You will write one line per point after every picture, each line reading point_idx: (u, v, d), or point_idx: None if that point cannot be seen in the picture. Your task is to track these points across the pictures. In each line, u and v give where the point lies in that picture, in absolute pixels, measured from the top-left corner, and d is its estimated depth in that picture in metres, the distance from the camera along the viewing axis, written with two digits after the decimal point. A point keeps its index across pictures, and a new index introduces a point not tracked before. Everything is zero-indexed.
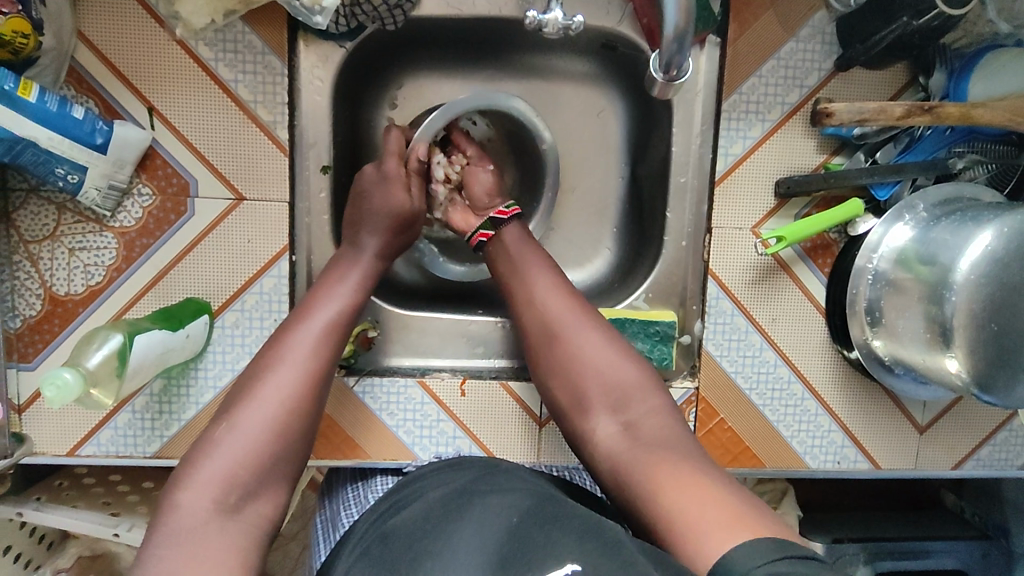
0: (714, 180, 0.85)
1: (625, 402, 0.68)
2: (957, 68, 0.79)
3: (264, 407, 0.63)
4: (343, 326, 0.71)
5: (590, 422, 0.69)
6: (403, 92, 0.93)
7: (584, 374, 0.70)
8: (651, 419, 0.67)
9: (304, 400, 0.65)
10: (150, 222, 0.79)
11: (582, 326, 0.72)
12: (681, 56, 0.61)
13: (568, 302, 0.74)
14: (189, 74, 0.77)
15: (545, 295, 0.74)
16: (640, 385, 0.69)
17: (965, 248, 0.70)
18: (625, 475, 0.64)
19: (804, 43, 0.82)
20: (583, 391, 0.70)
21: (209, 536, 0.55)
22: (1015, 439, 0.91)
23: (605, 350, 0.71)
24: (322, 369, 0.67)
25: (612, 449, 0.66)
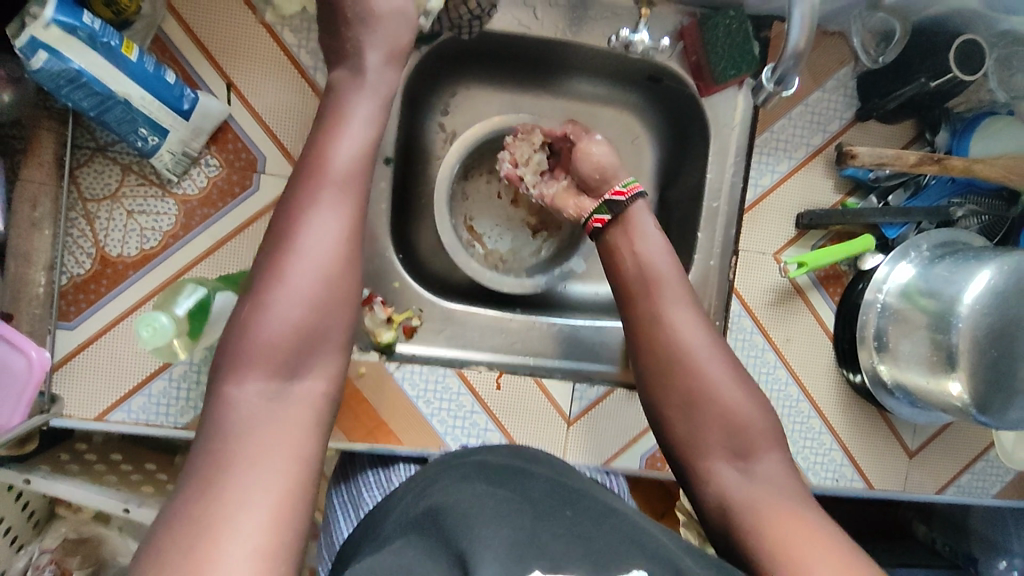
0: (743, 207, 0.93)
1: (749, 449, 0.68)
2: (959, 128, 0.90)
3: (291, 279, 0.59)
4: (358, 182, 0.65)
5: (708, 461, 0.68)
6: (457, 101, 0.99)
7: (711, 409, 0.69)
8: (768, 465, 0.67)
9: (335, 268, 0.61)
10: (214, 192, 0.81)
11: (711, 351, 0.72)
12: (794, 73, 0.68)
13: (693, 321, 0.73)
14: (272, 58, 0.81)
15: (676, 311, 0.73)
16: (767, 437, 0.69)
17: (968, 283, 0.79)
18: (736, 506, 0.64)
19: (829, 93, 0.92)
20: (703, 422, 0.69)
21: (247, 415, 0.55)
22: (991, 468, 1.00)
23: (734, 388, 0.70)
24: (353, 236, 0.63)
25: (726, 490, 0.66)
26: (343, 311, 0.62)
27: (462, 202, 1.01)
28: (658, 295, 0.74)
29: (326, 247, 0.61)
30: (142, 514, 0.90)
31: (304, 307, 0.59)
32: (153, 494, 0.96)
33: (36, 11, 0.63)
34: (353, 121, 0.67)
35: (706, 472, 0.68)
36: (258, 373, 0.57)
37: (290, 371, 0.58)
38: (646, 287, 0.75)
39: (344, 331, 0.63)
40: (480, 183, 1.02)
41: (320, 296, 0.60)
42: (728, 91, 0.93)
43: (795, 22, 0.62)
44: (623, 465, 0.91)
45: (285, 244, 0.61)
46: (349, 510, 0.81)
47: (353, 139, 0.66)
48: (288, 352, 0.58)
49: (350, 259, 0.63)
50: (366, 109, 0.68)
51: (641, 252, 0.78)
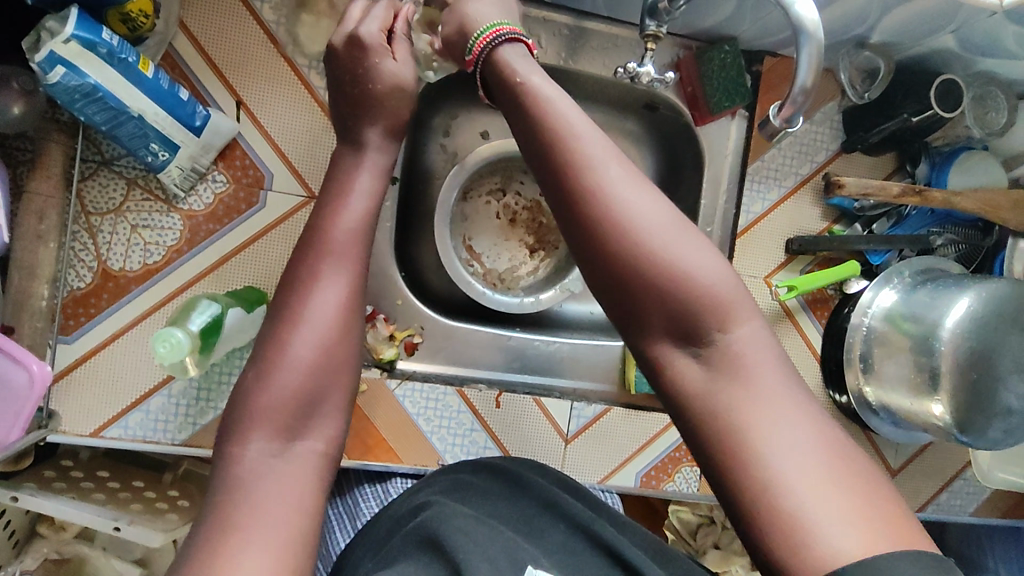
0: (735, 233, 0.97)
1: (700, 323, 0.56)
2: (938, 162, 0.95)
3: (292, 344, 0.61)
4: (359, 245, 0.67)
5: (654, 344, 0.58)
6: (458, 123, 1.00)
7: (651, 280, 0.56)
8: (735, 346, 0.56)
9: (333, 334, 0.63)
10: (220, 209, 0.81)
11: (634, 205, 0.57)
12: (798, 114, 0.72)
13: (613, 169, 0.58)
14: (282, 78, 0.82)
15: (579, 157, 0.58)
16: (725, 301, 0.56)
17: (949, 309, 0.83)
18: (703, 413, 0.55)
19: (817, 126, 0.96)
20: (637, 302, 0.57)
21: (253, 468, 0.57)
22: (968, 487, 1.04)
23: (682, 246, 0.57)
24: (351, 303, 0.65)
25: (687, 389, 0.56)
26: (342, 375, 0.64)
27: (462, 224, 1.03)
28: (563, 141, 0.59)
29: (325, 314, 0.63)
30: (135, 534, 0.89)
31: (304, 370, 0.61)
32: (144, 513, 0.94)
33: (54, 27, 0.63)
34: (353, 190, 0.68)
35: (656, 357, 0.58)
36: (266, 432, 0.59)
37: (291, 432, 0.59)
38: (541, 135, 0.60)
39: (342, 391, 0.64)
40: (479, 204, 1.04)
41: (319, 359, 0.62)
42: (721, 121, 0.97)
43: (804, 64, 0.66)
44: (618, 483, 0.93)
45: (296, 302, 0.63)
46: (344, 521, 0.84)
47: (354, 203, 0.68)
48: (292, 414, 0.60)
49: (350, 326, 0.64)
50: (366, 175, 0.70)
51: (532, 90, 0.62)
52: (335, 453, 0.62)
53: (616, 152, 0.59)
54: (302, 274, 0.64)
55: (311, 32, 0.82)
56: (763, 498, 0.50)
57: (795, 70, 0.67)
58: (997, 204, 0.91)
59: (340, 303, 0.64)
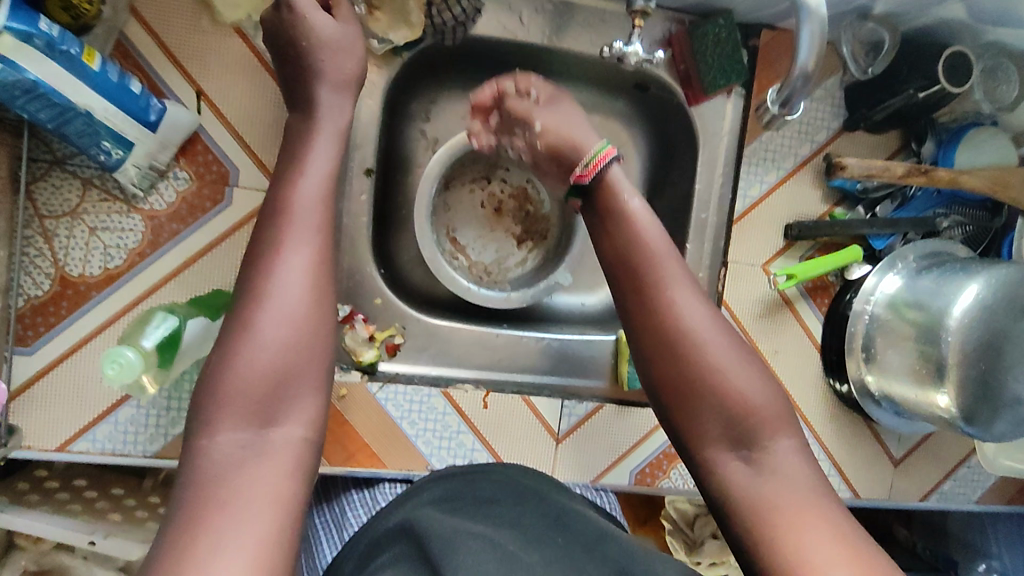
0: (732, 218, 0.92)
1: (755, 433, 0.63)
2: (945, 139, 0.90)
3: (260, 325, 0.57)
4: (322, 215, 0.63)
5: (709, 447, 0.64)
6: (438, 108, 0.95)
7: (715, 391, 0.64)
8: (779, 455, 0.62)
9: (305, 314, 0.59)
10: (184, 208, 0.76)
11: (709, 330, 0.66)
12: (801, 95, 0.67)
13: (689, 294, 0.68)
14: (244, 65, 0.76)
15: (662, 279, 0.68)
16: (774, 417, 0.64)
17: (957, 296, 0.79)
18: (747, 503, 0.60)
19: (817, 103, 0.91)
20: (701, 407, 0.64)
21: (227, 463, 0.52)
22: (972, 475, 1.02)
23: (742, 369, 0.65)
24: (321, 279, 0.60)
25: (738, 484, 0.61)
26: (319, 353, 0.59)
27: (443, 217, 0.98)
28: (650, 265, 0.68)
29: (290, 293, 0.58)
30: (111, 546, 0.86)
31: (279, 349, 0.57)
32: (121, 523, 0.91)
33: None
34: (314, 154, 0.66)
35: (707, 456, 0.64)
36: (235, 420, 0.54)
37: (266, 416, 0.55)
38: (627, 261, 0.70)
39: (319, 372, 0.59)
40: (462, 193, 0.99)
41: (293, 338, 0.58)
42: (716, 100, 0.92)
43: (805, 42, 0.61)
44: (612, 482, 0.90)
45: (258, 284, 0.59)
46: (333, 530, 0.84)
47: (312, 173, 0.64)
48: (266, 401, 0.55)
49: (319, 306, 0.60)
50: (325, 141, 0.67)
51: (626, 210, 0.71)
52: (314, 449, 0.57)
53: (696, 283, 0.69)
54: (265, 245, 0.60)
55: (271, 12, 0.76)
56: (790, 573, 0.54)
57: (796, 51, 0.62)
58: (1008, 183, 0.87)
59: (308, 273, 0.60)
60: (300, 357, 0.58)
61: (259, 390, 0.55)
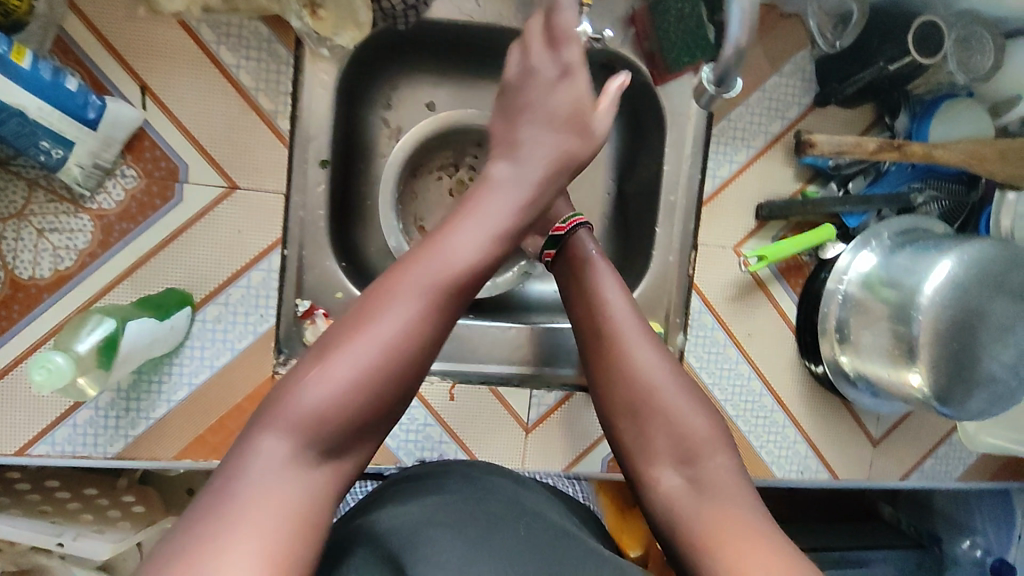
0: (701, 200, 0.90)
1: (695, 455, 0.65)
2: (919, 112, 0.87)
3: (338, 359, 0.52)
4: (450, 286, 0.56)
5: (654, 468, 0.66)
6: (399, 95, 0.93)
7: (658, 419, 0.67)
8: (719, 472, 0.64)
9: (412, 340, 0.53)
10: (133, 206, 0.75)
11: (654, 366, 0.69)
12: (735, 72, 0.64)
13: (637, 331, 0.71)
14: (188, 57, 0.74)
15: (609, 313, 0.71)
16: (709, 440, 0.65)
17: (929, 272, 0.77)
18: (686, 521, 0.61)
19: (786, 79, 0.88)
20: (646, 428, 0.67)
21: (274, 473, 0.47)
22: (954, 452, 1.00)
23: (682, 397, 0.68)
24: (427, 330, 0.54)
25: (674, 501, 0.63)
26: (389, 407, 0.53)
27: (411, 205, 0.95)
28: (600, 302, 0.72)
29: (387, 339, 0.53)
30: (80, 548, 0.86)
31: (352, 392, 0.51)
32: (92, 523, 0.91)
33: None
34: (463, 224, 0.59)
35: (651, 475, 0.66)
36: (290, 431, 0.49)
37: (324, 455, 0.50)
38: (584, 301, 0.74)
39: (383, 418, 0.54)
40: (430, 180, 0.97)
41: (364, 388, 0.51)
42: (683, 78, 0.89)
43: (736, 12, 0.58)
44: (584, 469, 0.89)
45: (380, 290, 0.55)
46: None
47: (465, 230, 0.59)
48: (325, 440, 0.50)
49: (419, 363, 0.54)
50: (476, 220, 0.60)
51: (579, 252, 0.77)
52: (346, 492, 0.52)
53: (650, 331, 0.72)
54: (424, 248, 0.58)
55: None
56: None
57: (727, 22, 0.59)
58: (982, 155, 0.84)
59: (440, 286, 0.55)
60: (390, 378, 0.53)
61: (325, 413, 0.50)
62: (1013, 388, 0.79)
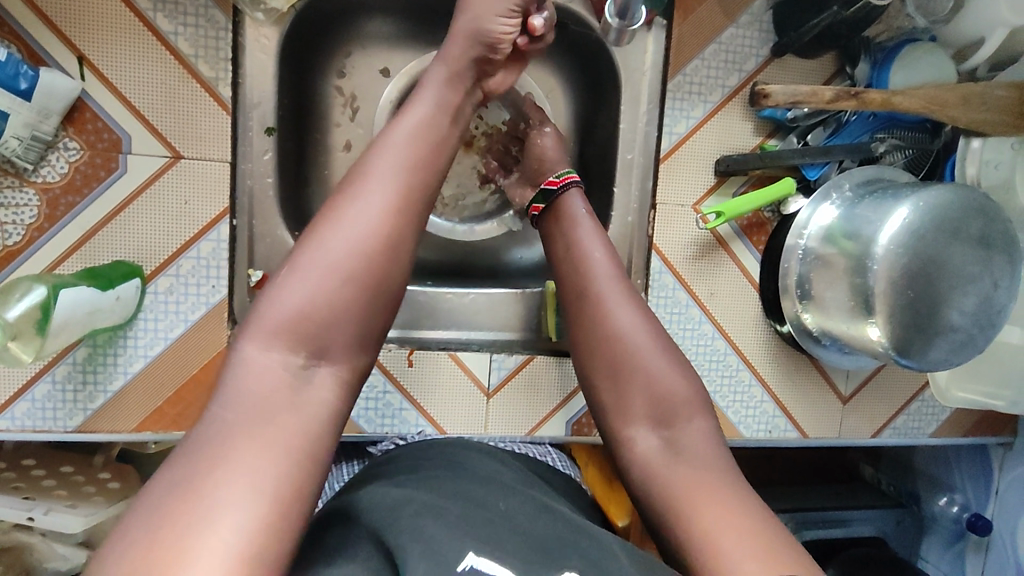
0: (659, 157, 0.88)
1: (672, 416, 0.63)
2: (879, 59, 0.85)
3: (311, 266, 0.52)
4: (403, 183, 0.56)
5: (630, 429, 0.65)
6: (351, 61, 0.91)
7: (637, 379, 0.66)
8: (694, 435, 0.62)
9: (375, 248, 0.53)
10: (77, 179, 0.74)
11: (635, 328, 0.68)
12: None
13: (618, 294, 0.70)
14: (123, 25, 0.73)
15: (592, 276, 0.72)
16: (688, 402, 0.64)
17: (886, 222, 0.76)
18: (660, 479, 0.60)
19: (743, 29, 0.86)
20: (627, 389, 0.66)
21: (259, 393, 0.48)
22: (926, 408, 1.00)
23: (656, 356, 0.67)
24: (398, 222, 0.55)
25: (648, 462, 0.62)
26: (370, 302, 0.53)
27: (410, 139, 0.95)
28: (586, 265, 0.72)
29: (357, 236, 0.53)
30: (52, 522, 0.88)
31: (329, 293, 0.51)
32: (65, 498, 0.92)
33: None
34: (402, 124, 0.59)
35: (628, 437, 0.65)
36: (270, 347, 0.49)
37: (314, 347, 0.50)
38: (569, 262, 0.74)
39: (363, 317, 0.53)
40: None
41: (343, 281, 0.52)
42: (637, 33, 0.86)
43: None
44: (547, 433, 0.89)
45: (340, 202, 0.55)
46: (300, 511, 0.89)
47: (408, 125, 0.59)
48: (309, 342, 0.50)
49: (392, 262, 0.54)
50: (420, 118, 0.60)
51: (566, 216, 0.78)
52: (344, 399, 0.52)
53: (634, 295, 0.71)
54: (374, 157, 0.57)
55: None
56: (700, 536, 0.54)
57: None
58: (944, 101, 0.82)
59: (395, 194, 0.55)
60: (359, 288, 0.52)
61: (305, 320, 0.50)
62: (973, 338, 0.77)
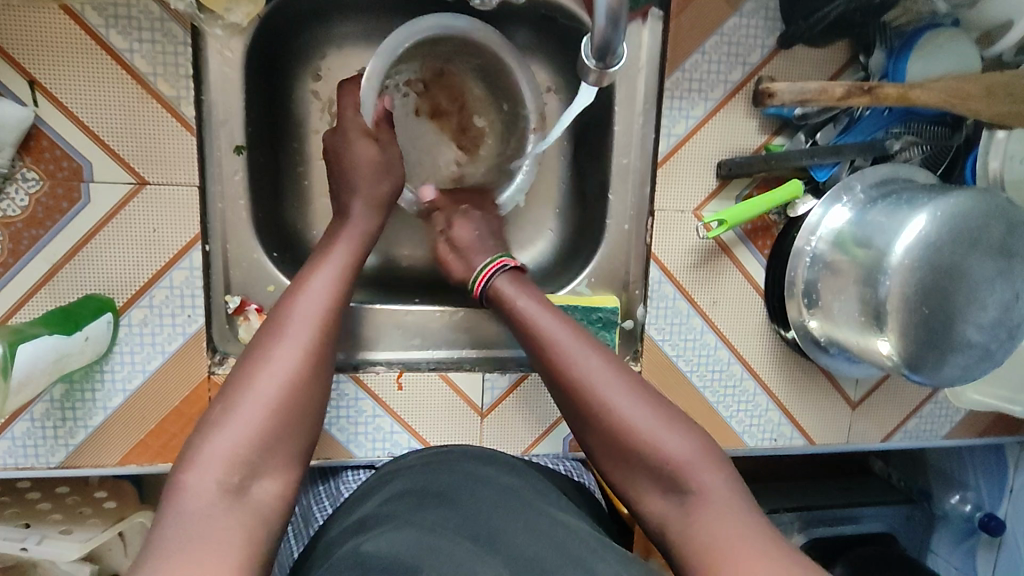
0: (656, 161, 0.83)
1: (677, 480, 0.58)
2: (896, 47, 0.78)
3: (242, 407, 0.55)
4: (323, 326, 0.63)
5: (642, 500, 0.61)
6: (327, 63, 0.85)
7: (633, 445, 0.61)
8: (706, 492, 0.57)
9: (296, 386, 0.59)
10: (39, 211, 0.70)
11: (620, 395, 0.63)
12: (620, 37, 0.53)
13: (599, 365, 0.65)
14: (73, 44, 0.67)
15: (564, 349, 0.67)
16: (693, 459, 0.59)
17: (900, 231, 0.70)
18: (682, 548, 0.55)
19: (747, 19, 0.79)
20: (629, 464, 0.61)
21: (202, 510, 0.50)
22: (939, 410, 0.96)
23: (646, 415, 0.62)
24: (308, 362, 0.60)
25: (669, 532, 0.57)
26: (297, 433, 0.57)
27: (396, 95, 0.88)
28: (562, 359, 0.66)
29: (274, 387, 0.57)
30: (46, 551, 0.85)
31: (257, 434, 0.55)
32: (61, 522, 0.90)
33: None
34: (320, 271, 0.68)
35: (636, 501, 0.61)
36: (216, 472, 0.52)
37: (249, 470, 0.53)
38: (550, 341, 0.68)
39: (300, 438, 0.58)
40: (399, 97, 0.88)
41: (281, 408, 0.57)
42: (631, 26, 0.80)
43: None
44: (545, 450, 0.86)
45: (259, 352, 0.60)
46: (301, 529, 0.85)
47: (329, 271, 0.68)
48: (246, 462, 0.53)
49: (311, 393, 0.60)
50: (331, 268, 0.68)
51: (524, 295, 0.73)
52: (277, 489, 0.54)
53: (616, 361, 0.67)
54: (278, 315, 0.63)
55: None
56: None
57: None
58: (967, 93, 0.75)
59: (312, 327, 0.62)
60: (287, 428, 0.57)
61: (242, 445, 0.54)
62: (991, 353, 0.72)
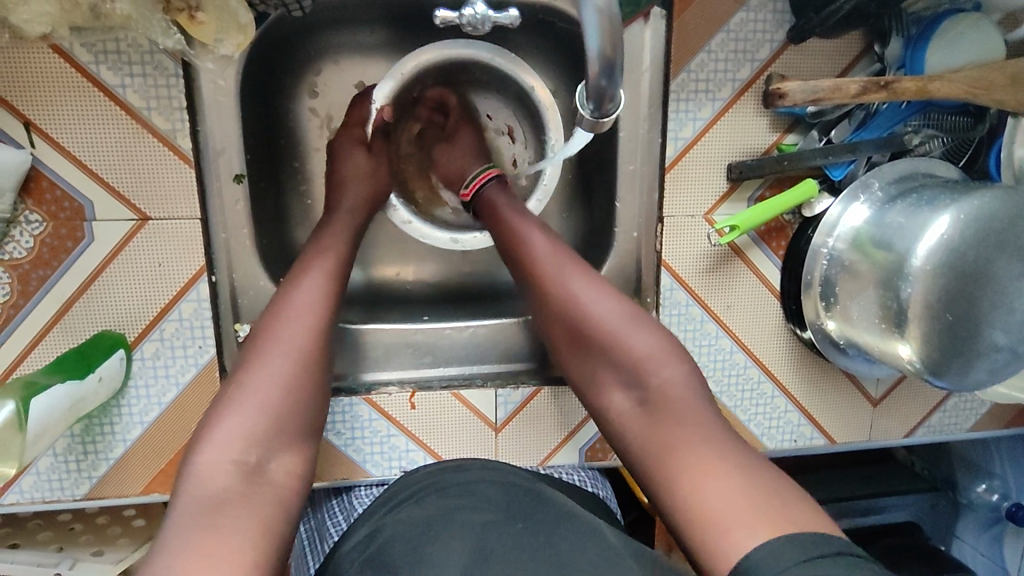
0: (664, 166, 0.80)
1: (640, 374, 0.60)
2: (914, 35, 0.74)
3: (248, 401, 0.55)
4: (324, 321, 0.63)
5: (604, 395, 0.63)
6: (323, 78, 0.83)
7: (601, 342, 0.63)
8: (668, 384, 0.59)
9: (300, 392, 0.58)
10: (44, 252, 0.70)
11: (593, 300, 0.64)
12: (616, 87, 0.50)
13: (568, 268, 0.66)
14: (65, 84, 0.66)
15: (547, 264, 0.67)
16: (656, 354, 0.60)
17: (922, 233, 0.67)
18: (642, 445, 0.58)
19: (754, 13, 0.75)
20: (594, 364, 0.64)
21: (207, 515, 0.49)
22: (963, 404, 0.93)
23: (611, 311, 0.64)
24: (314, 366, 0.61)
25: (628, 425, 0.60)
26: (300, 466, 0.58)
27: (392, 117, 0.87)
28: (522, 242, 0.69)
29: (275, 377, 0.57)
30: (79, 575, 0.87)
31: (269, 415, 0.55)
32: (92, 544, 0.92)
33: None
34: (309, 274, 0.65)
35: (603, 401, 0.63)
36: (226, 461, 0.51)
37: None
38: (519, 234, 0.70)
39: (311, 433, 0.58)
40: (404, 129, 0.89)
41: (293, 404, 0.57)
42: (633, 28, 0.77)
43: (593, 26, 0.47)
44: (561, 462, 0.87)
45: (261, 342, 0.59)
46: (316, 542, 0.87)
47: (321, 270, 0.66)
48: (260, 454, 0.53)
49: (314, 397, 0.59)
50: (322, 261, 0.67)
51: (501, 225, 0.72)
52: (294, 488, 0.54)
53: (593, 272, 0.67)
54: (268, 312, 0.62)
55: (37, 18, 0.58)
56: (709, 508, 0.50)
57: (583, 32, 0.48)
58: (990, 82, 0.72)
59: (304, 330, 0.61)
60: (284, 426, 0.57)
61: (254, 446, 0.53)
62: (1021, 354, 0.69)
